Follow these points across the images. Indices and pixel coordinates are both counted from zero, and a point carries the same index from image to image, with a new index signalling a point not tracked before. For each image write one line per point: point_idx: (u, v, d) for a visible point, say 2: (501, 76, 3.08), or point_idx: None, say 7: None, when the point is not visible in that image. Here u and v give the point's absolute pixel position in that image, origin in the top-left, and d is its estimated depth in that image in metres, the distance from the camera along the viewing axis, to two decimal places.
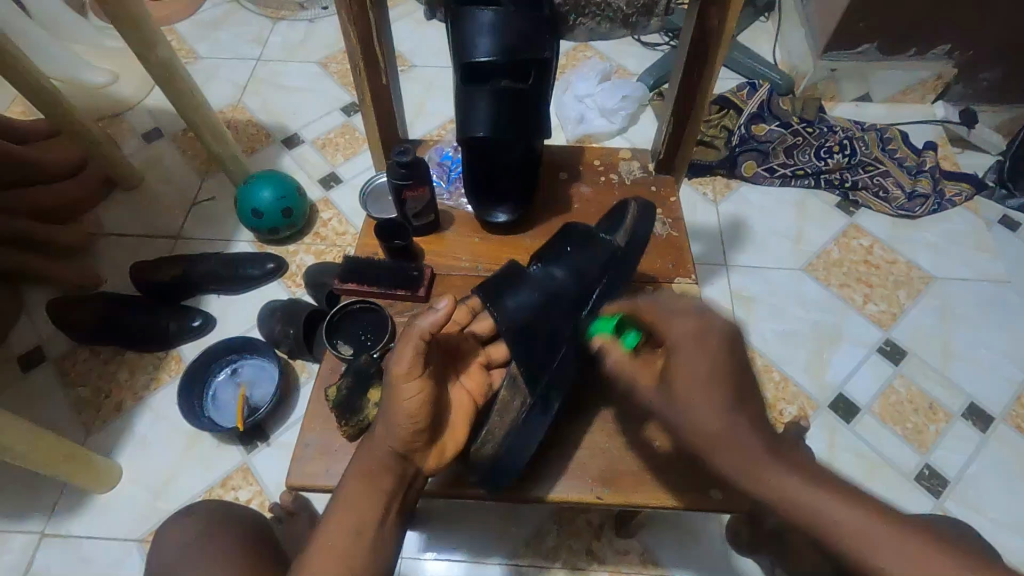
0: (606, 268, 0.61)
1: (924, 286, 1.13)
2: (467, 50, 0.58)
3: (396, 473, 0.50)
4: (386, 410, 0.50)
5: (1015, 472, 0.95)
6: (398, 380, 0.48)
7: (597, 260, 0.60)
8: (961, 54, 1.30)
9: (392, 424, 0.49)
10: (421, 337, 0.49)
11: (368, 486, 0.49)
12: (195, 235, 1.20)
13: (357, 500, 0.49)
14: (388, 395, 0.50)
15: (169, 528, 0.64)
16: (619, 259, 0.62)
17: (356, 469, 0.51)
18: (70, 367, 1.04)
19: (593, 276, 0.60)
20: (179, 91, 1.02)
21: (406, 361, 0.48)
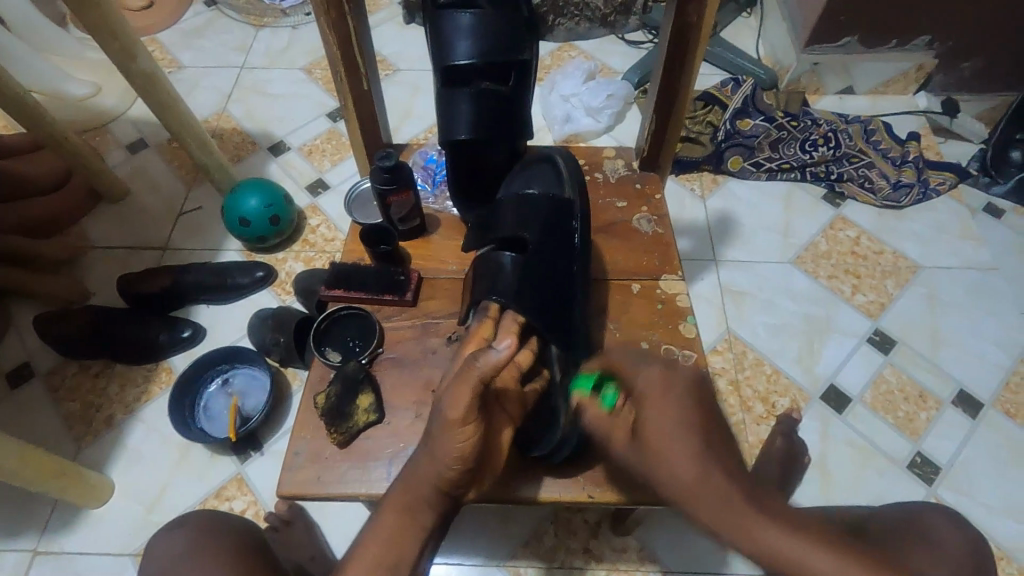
0: (562, 242, 0.63)
1: (912, 275, 1.14)
2: (447, 53, 0.58)
3: (436, 509, 0.48)
4: (430, 448, 0.47)
5: (1005, 457, 0.96)
6: (452, 424, 0.46)
7: (556, 237, 0.62)
8: (941, 45, 1.31)
9: (439, 466, 0.47)
10: (477, 383, 0.46)
11: (404, 520, 0.47)
12: (182, 246, 1.19)
13: (392, 533, 0.47)
14: (433, 435, 0.47)
15: (159, 541, 0.64)
16: (570, 229, 0.64)
17: (392, 502, 0.48)
18: (59, 381, 1.03)
19: (557, 256, 0.62)
20: (162, 100, 1.01)
21: (462, 406, 0.46)
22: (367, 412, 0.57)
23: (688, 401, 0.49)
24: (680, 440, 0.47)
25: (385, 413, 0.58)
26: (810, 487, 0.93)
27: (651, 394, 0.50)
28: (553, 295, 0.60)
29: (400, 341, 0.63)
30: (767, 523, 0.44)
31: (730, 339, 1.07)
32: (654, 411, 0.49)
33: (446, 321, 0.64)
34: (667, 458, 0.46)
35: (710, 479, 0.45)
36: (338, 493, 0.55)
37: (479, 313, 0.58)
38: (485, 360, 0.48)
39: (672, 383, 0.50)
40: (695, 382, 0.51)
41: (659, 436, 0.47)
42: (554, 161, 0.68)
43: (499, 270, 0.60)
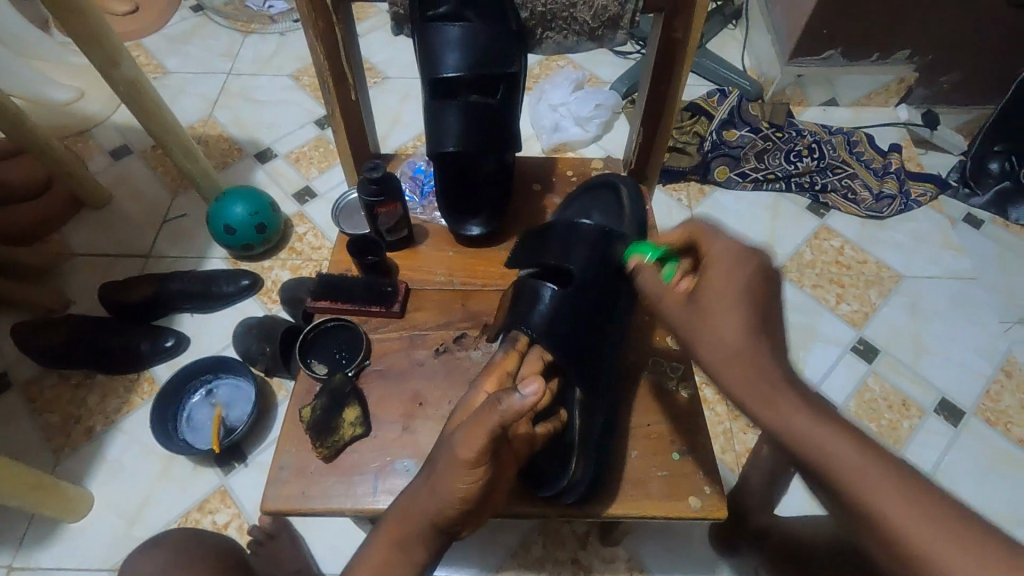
0: (611, 277, 0.60)
1: (894, 285, 1.16)
2: (435, 65, 0.58)
3: (430, 546, 0.48)
4: (432, 483, 0.47)
5: (986, 465, 0.97)
6: (460, 465, 0.45)
7: (603, 273, 0.60)
8: (921, 58, 1.34)
9: (440, 503, 0.46)
10: (495, 426, 0.45)
11: (396, 555, 0.47)
12: (166, 253, 1.17)
13: (384, 563, 0.47)
14: (438, 469, 0.46)
15: (138, 559, 0.62)
16: (621, 264, 0.61)
17: (385, 534, 0.48)
18: (38, 392, 1.01)
19: (603, 290, 0.60)
20: (146, 107, 1.00)
21: (474, 449, 0.45)
22: (353, 425, 0.57)
23: (757, 278, 0.46)
24: (736, 313, 0.45)
25: (372, 426, 0.58)
26: (798, 495, 0.92)
27: (722, 256, 0.47)
28: (591, 330, 0.58)
29: (387, 353, 0.63)
30: (800, 408, 0.42)
31: None
32: (719, 272, 0.47)
33: (434, 332, 0.64)
34: (720, 317, 0.45)
35: (752, 354, 0.44)
36: (323, 508, 0.54)
37: (506, 345, 0.56)
38: (509, 405, 0.46)
39: (745, 258, 0.47)
40: (767, 267, 0.46)
41: (716, 296, 0.46)
42: (614, 188, 0.70)
43: (538, 301, 0.58)
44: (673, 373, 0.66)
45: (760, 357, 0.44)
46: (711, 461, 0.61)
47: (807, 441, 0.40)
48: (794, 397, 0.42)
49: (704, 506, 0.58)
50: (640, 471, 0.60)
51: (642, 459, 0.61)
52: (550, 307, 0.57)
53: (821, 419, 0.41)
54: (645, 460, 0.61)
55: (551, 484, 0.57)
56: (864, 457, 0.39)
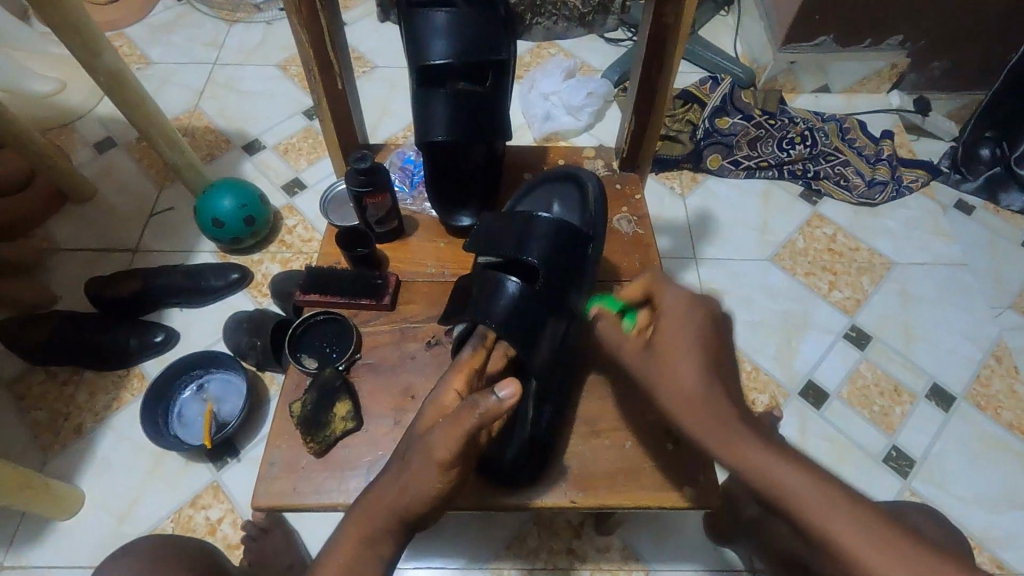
0: (573, 268, 0.60)
1: (886, 272, 1.16)
2: (422, 52, 0.57)
3: (396, 540, 0.47)
4: (403, 482, 0.46)
5: (976, 449, 0.98)
6: (436, 465, 0.45)
7: (567, 264, 0.59)
8: (913, 44, 1.33)
9: (411, 501, 0.46)
10: (472, 428, 0.45)
11: (361, 551, 0.46)
12: (154, 247, 1.16)
13: (348, 556, 0.46)
14: (410, 469, 0.46)
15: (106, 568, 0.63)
16: (586, 254, 0.62)
17: (349, 532, 0.47)
18: (25, 390, 1.00)
19: (567, 283, 0.59)
20: (129, 98, 0.98)
21: (448, 451, 0.45)
22: (345, 420, 0.56)
23: (703, 328, 0.50)
24: (689, 359, 0.48)
25: (363, 421, 0.57)
26: None
27: (675, 306, 0.52)
28: (550, 323, 0.58)
29: (378, 347, 0.62)
30: (757, 448, 0.43)
31: None
32: (670, 323, 0.51)
33: (424, 325, 0.63)
34: (675, 365, 0.48)
35: (709, 400, 0.46)
36: (314, 504, 0.53)
37: (475, 341, 0.55)
38: (486, 408, 0.45)
39: (695, 307, 0.52)
40: (713, 310, 0.52)
41: (670, 348, 0.50)
42: (578, 182, 0.68)
43: (498, 293, 0.56)
44: None
45: (713, 396, 0.47)
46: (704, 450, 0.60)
47: (771, 481, 0.42)
48: (750, 436, 0.44)
49: (697, 495, 0.58)
50: (634, 462, 0.60)
51: (636, 450, 0.60)
52: (511, 300, 0.56)
53: (786, 460, 0.43)
54: (639, 451, 0.60)
55: (505, 474, 0.57)
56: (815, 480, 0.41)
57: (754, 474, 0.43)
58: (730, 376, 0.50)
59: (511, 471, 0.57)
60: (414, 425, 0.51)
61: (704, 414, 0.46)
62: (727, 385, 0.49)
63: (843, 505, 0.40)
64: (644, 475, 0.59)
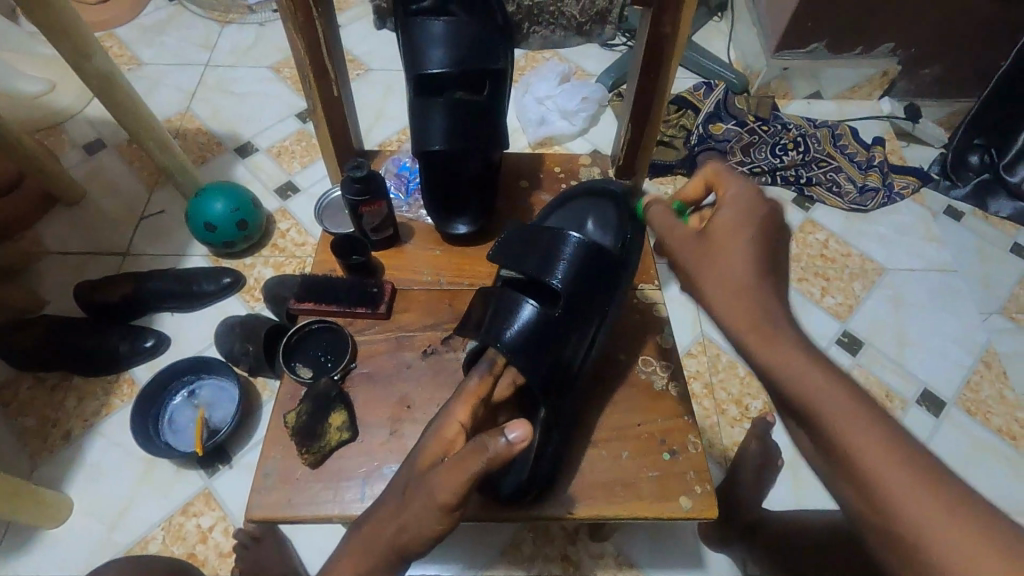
0: (598, 295, 0.59)
1: (878, 278, 1.17)
2: (420, 61, 0.56)
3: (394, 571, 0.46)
4: (403, 521, 0.44)
5: (966, 454, 0.99)
6: (438, 508, 0.43)
7: (592, 292, 0.58)
8: (904, 52, 1.35)
9: (412, 540, 0.44)
10: (478, 472, 0.43)
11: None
12: (144, 251, 1.15)
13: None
14: (412, 506, 0.44)
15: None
16: (615, 282, 0.60)
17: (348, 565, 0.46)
18: (12, 396, 0.98)
19: (590, 309, 0.58)
20: (119, 101, 0.97)
21: (453, 492, 0.43)
22: (340, 430, 0.56)
23: (764, 228, 0.49)
24: (743, 251, 0.47)
25: (359, 431, 0.57)
26: (783, 489, 0.93)
27: (733, 199, 0.50)
28: (567, 350, 0.57)
29: (374, 356, 0.61)
30: (805, 359, 0.43)
31: (705, 343, 1.08)
32: (731, 215, 0.49)
33: (421, 334, 0.63)
34: (722, 260, 0.48)
35: (756, 292, 0.46)
36: (310, 516, 0.53)
37: (483, 369, 0.54)
38: (494, 449, 0.43)
39: (758, 210, 0.49)
40: (776, 212, 0.50)
41: (726, 239, 0.49)
42: (616, 207, 0.67)
43: (515, 316, 0.56)
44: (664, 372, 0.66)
45: (760, 293, 0.46)
46: (701, 459, 0.61)
47: None
48: (796, 343, 0.44)
49: (694, 506, 0.58)
50: (631, 472, 0.60)
51: (632, 459, 0.60)
52: (526, 324, 0.55)
53: (834, 378, 0.42)
54: (636, 460, 0.60)
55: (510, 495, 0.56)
56: (852, 400, 0.40)
57: (795, 385, 0.42)
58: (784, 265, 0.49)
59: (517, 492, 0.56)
60: (413, 457, 0.48)
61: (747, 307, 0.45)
62: (778, 277, 0.48)
63: (868, 417, 0.40)
64: (641, 484, 0.59)
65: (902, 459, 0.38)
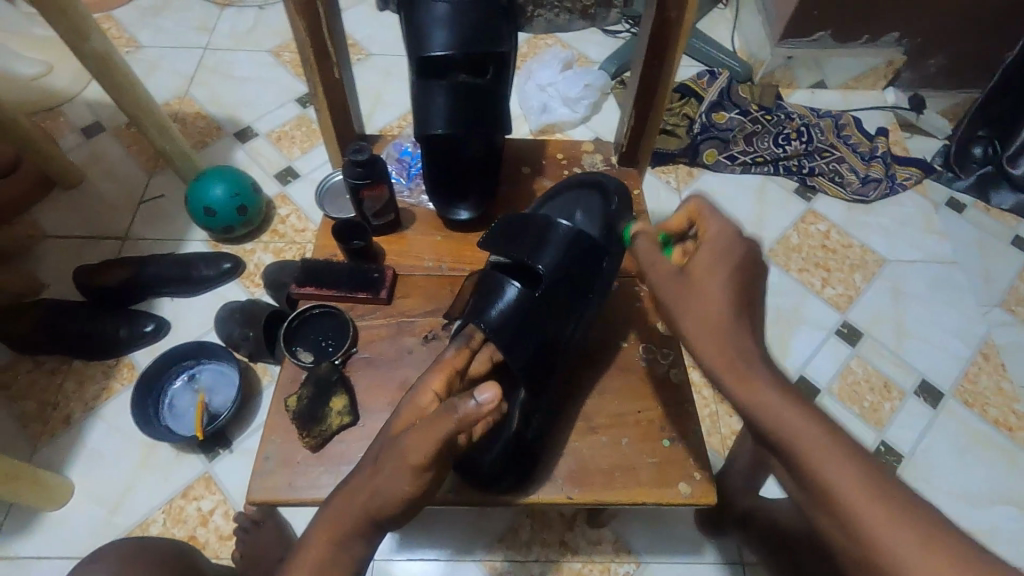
0: (580, 285, 0.59)
1: (879, 269, 1.17)
2: (422, 43, 0.56)
3: (367, 541, 0.46)
4: (374, 484, 0.45)
5: (962, 445, 0.99)
6: (410, 469, 0.45)
7: (574, 278, 0.58)
8: (909, 41, 1.33)
9: (384, 505, 0.45)
10: (447, 433, 0.45)
11: (336, 551, 0.45)
12: (143, 236, 1.14)
13: (324, 559, 0.45)
14: (383, 469, 0.46)
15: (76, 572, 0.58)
16: (597, 273, 0.60)
17: (322, 534, 0.45)
18: (12, 379, 0.98)
19: (572, 298, 0.58)
20: (117, 83, 0.96)
21: (424, 454, 0.45)
22: (341, 414, 0.56)
23: (741, 267, 0.48)
24: (720, 287, 0.47)
25: (359, 415, 0.57)
26: None
27: (711, 236, 0.50)
28: (547, 333, 0.56)
29: (374, 341, 0.61)
30: (770, 386, 0.44)
31: None
32: (709, 254, 0.49)
33: (422, 320, 0.62)
34: (692, 302, 0.48)
35: (731, 329, 0.46)
36: (310, 499, 0.53)
37: (460, 341, 0.55)
38: (465, 413, 0.46)
39: (737, 242, 0.49)
40: (756, 250, 0.49)
41: (703, 277, 0.48)
42: (602, 195, 0.66)
43: (498, 295, 0.56)
44: (663, 360, 0.66)
45: (737, 333, 0.46)
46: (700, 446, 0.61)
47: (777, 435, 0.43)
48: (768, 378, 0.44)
49: (693, 492, 0.58)
50: (631, 459, 0.60)
51: (632, 446, 0.60)
52: (509, 303, 0.55)
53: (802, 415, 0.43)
54: (636, 446, 0.61)
55: (490, 475, 0.56)
56: (827, 436, 0.42)
57: (767, 425, 0.43)
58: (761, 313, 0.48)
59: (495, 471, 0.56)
60: (388, 425, 0.51)
61: (721, 344, 0.46)
62: (755, 318, 0.48)
63: (847, 454, 0.41)
64: (640, 470, 0.59)
65: (875, 497, 0.39)
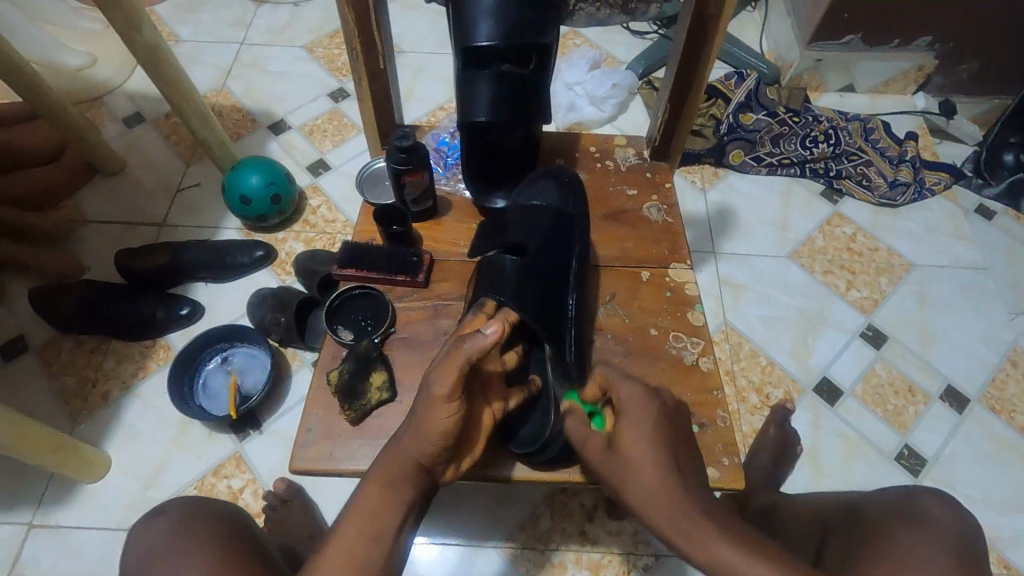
0: (561, 248, 0.62)
1: (905, 273, 1.17)
2: (468, 34, 0.58)
3: (417, 485, 0.46)
4: (414, 425, 0.47)
5: (988, 452, 0.98)
6: (438, 401, 0.45)
7: (558, 246, 0.62)
8: (942, 46, 1.33)
9: (422, 442, 0.46)
10: (465, 363, 0.46)
11: (387, 494, 0.45)
12: (181, 223, 1.18)
13: (376, 505, 0.45)
14: (418, 412, 0.47)
15: (137, 529, 0.57)
16: (572, 235, 0.64)
17: (373, 479, 0.46)
18: (54, 356, 1.02)
19: (558, 263, 0.62)
20: (163, 73, 0.99)
21: (449, 384, 0.45)
22: (380, 389, 0.58)
23: (663, 421, 0.50)
24: (653, 452, 0.48)
25: (397, 392, 0.59)
26: (800, 476, 0.94)
27: (630, 403, 0.51)
28: (557, 298, 0.60)
29: (412, 322, 0.63)
30: (720, 539, 0.43)
31: (727, 331, 1.09)
32: (630, 419, 0.50)
33: (457, 303, 0.64)
34: (632, 477, 0.47)
35: (671, 493, 0.46)
36: (350, 470, 0.55)
37: (475, 308, 0.56)
38: (473, 343, 0.47)
39: (650, 403, 0.51)
40: (668, 406, 0.52)
41: (630, 446, 0.49)
42: (557, 178, 0.67)
43: (503, 272, 0.59)
44: (695, 348, 0.64)
45: (677, 491, 0.46)
46: (730, 434, 0.60)
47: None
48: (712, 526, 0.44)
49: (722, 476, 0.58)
50: None
51: None
52: (512, 276, 0.58)
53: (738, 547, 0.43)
54: None
55: (528, 441, 0.56)
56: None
57: None
58: (691, 458, 0.50)
59: (535, 437, 0.56)
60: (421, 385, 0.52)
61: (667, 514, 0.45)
62: (688, 469, 0.48)
63: None
64: None
65: None
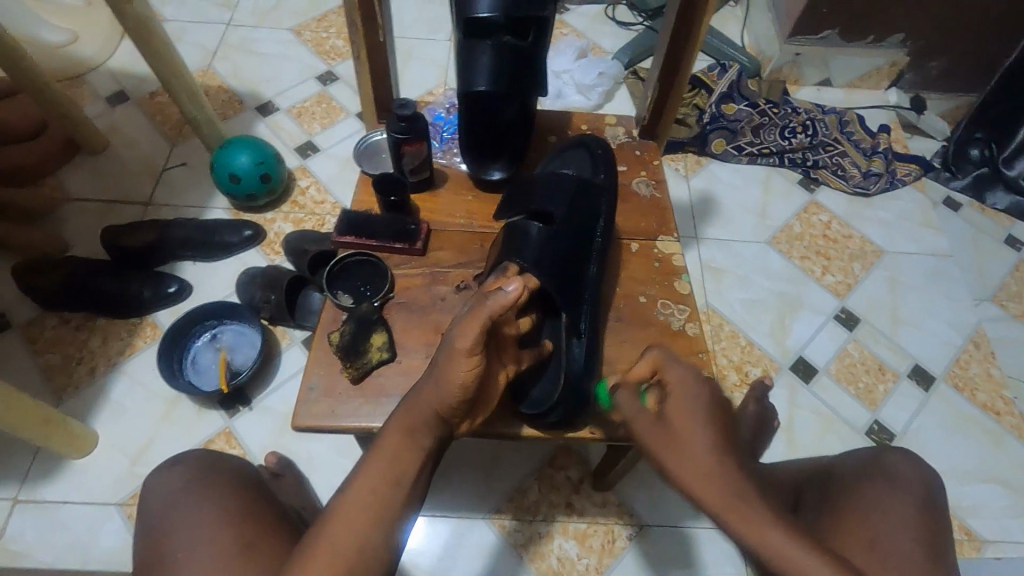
0: (586, 220, 0.65)
1: (877, 259, 1.22)
2: (469, 6, 0.60)
3: (436, 435, 0.48)
4: (434, 377, 0.49)
5: (952, 425, 1.04)
6: (462, 354, 0.47)
7: (580, 216, 0.64)
8: (913, 43, 1.38)
9: (443, 393, 0.48)
10: (488, 318, 0.47)
11: (406, 442, 0.47)
12: (168, 202, 1.17)
13: (395, 452, 0.47)
14: (440, 364, 0.48)
15: (152, 481, 0.58)
16: (597, 208, 0.66)
17: (394, 426, 0.48)
18: (38, 333, 1.01)
19: (583, 233, 0.64)
20: (152, 48, 0.98)
21: (471, 338, 0.47)
22: (381, 350, 0.59)
23: (713, 408, 0.52)
24: (703, 436, 0.50)
25: (396, 353, 0.60)
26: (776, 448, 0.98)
27: (680, 385, 0.54)
28: (576, 268, 0.62)
29: (409, 288, 0.65)
30: (770, 523, 0.44)
31: (709, 312, 1.12)
32: (682, 402, 0.52)
33: (454, 270, 0.66)
34: (680, 453, 0.49)
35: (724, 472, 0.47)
36: (351, 427, 0.56)
37: (498, 271, 0.58)
38: (496, 300, 0.48)
39: (700, 385, 0.54)
40: (714, 392, 0.54)
41: (685, 425, 0.51)
42: (591, 149, 0.71)
43: (527, 239, 0.62)
44: (681, 314, 0.67)
45: (725, 470, 0.48)
46: None
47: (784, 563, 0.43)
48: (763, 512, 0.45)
49: None
50: None
51: None
52: (538, 240, 0.61)
53: None
54: None
55: (537, 403, 0.58)
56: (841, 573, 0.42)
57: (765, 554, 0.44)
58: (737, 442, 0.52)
59: (544, 399, 0.59)
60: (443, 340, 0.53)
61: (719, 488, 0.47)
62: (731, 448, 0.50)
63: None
64: None
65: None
